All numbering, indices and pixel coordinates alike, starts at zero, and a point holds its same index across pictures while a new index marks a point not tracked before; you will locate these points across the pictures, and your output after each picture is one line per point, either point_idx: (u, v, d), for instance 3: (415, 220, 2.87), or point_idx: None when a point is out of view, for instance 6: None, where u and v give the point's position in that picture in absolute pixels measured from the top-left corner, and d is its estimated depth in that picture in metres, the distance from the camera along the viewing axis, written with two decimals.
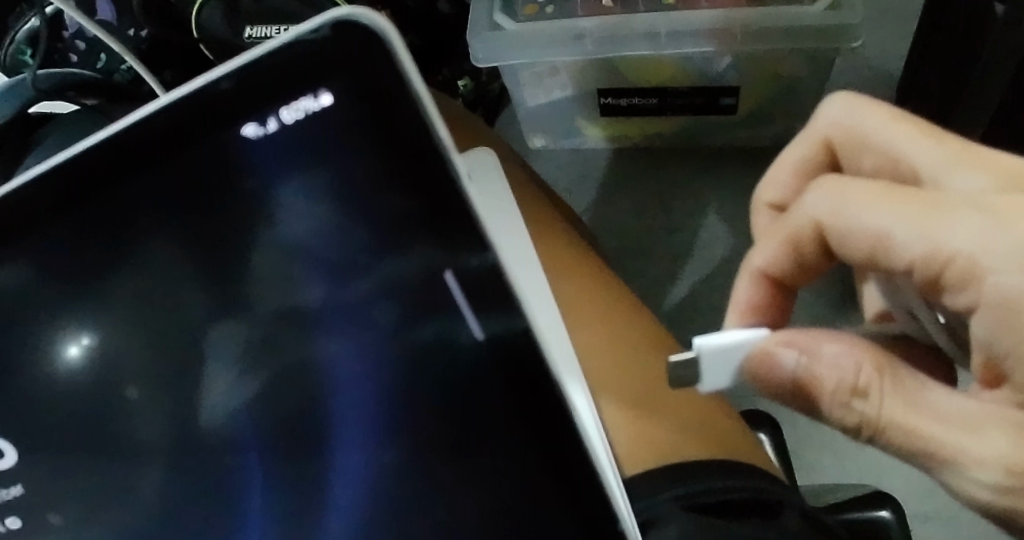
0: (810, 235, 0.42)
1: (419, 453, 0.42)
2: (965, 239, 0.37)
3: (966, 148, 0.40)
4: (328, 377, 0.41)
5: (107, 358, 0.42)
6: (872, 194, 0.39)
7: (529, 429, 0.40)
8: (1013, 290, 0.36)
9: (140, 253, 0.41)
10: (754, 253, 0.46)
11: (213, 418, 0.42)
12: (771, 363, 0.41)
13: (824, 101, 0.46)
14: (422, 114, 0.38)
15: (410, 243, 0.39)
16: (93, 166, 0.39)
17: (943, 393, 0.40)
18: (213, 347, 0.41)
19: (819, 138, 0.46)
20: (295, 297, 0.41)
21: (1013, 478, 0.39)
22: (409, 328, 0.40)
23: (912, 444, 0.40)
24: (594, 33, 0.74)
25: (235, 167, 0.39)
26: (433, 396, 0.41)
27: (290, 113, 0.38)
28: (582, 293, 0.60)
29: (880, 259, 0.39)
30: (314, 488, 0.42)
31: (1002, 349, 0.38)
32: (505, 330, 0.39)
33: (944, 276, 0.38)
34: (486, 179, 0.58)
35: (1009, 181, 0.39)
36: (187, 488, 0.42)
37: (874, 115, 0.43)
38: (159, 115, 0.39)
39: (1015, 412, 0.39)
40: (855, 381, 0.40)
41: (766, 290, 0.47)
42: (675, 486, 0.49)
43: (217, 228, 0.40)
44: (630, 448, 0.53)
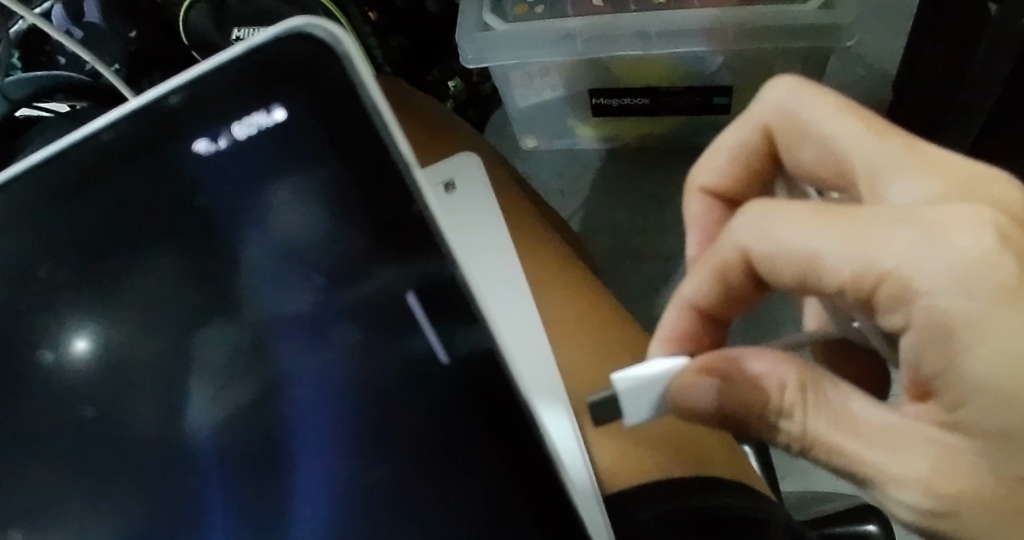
0: (736, 262, 0.40)
1: (391, 480, 0.38)
2: (900, 256, 0.34)
3: (911, 147, 0.37)
4: (301, 400, 0.39)
5: (76, 369, 0.40)
6: (803, 213, 0.36)
7: (501, 456, 0.37)
8: (950, 313, 0.33)
9: (106, 270, 0.40)
10: (684, 283, 0.43)
11: (176, 440, 0.39)
12: (696, 391, 0.39)
13: (767, 83, 0.42)
14: (382, 126, 0.37)
15: (382, 259, 0.37)
16: (54, 175, 0.39)
17: (865, 406, 0.37)
18: (184, 364, 0.39)
19: (758, 125, 0.43)
20: (263, 311, 0.39)
21: (934, 500, 0.35)
22: (381, 345, 0.38)
23: (834, 463, 0.38)
24: (584, 33, 0.73)
25: (193, 182, 0.38)
26: (412, 421, 0.38)
27: (242, 128, 0.38)
28: (567, 304, 0.58)
29: (810, 282, 0.36)
30: (276, 515, 0.39)
31: (930, 371, 0.35)
32: (468, 349, 0.37)
33: (876, 295, 0.35)
34: (467, 185, 0.57)
35: (952, 188, 0.35)
36: (145, 515, 0.39)
37: (819, 104, 0.40)
38: (112, 127, 0.38)
39: (936, 431, 0.35)
40: (779, 404, 0.38)
41: (698, 321, 0.44)
42: (654, 504, 0.46)
43: (183, 243, 0.39)
44: (614, 466, 0.51)
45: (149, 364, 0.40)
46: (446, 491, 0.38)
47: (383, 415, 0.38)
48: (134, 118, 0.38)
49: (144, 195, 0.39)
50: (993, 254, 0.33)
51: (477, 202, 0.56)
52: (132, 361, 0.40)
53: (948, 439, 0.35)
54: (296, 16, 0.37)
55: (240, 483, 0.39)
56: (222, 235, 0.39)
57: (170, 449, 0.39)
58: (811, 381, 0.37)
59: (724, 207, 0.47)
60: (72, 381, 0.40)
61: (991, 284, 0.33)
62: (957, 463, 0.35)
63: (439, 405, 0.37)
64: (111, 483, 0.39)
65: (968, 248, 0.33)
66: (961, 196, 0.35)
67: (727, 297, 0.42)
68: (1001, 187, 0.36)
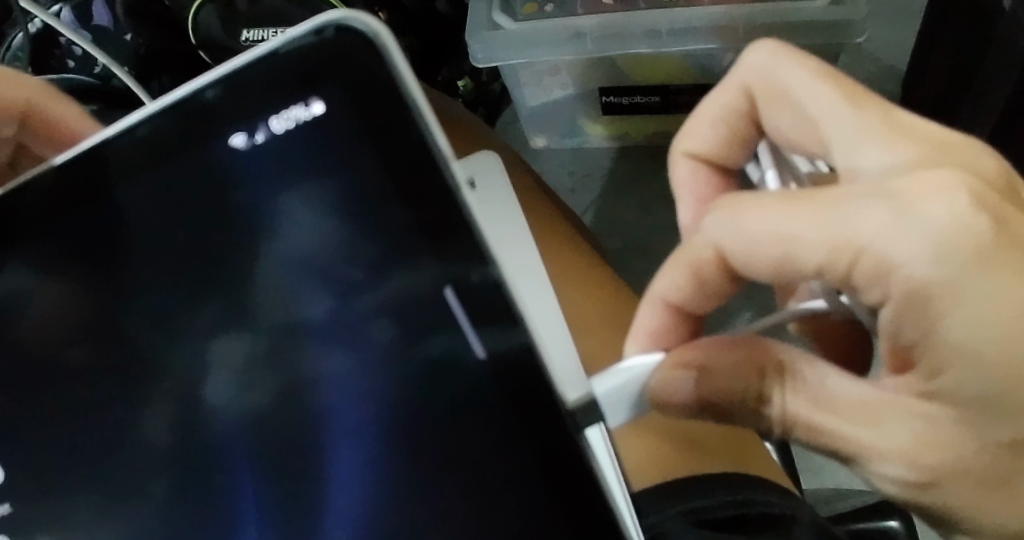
0: (712, 260, 0.40)
1: (421, 475, 0.38)
2: (876, 231, 0.35)
3: (886, 116, 0.38)
4: (334, 396, 0.39)
5: (101, 367, 0.40)
6: (771, 206, 0.36)
7: (533, 446, 0.37)
8: (924, 280, 0.34)
9: (133, 277, 0.40)
10: (658, 281, 0.42)
11: (212, 430, 0.40)
12: (674, 385, 0.39)
13: (749, 49, 0.43)
14: (422, 122, 0.37)
15: (421, 256, 0.37)
16: (88, 170, 0.39)
17: (844, 382, 0.38)
18: (217, 360, 0.39)
19: (739, 87, 0.44)
20: (294, 311, 0.39)
21: (914, 472, 0.37)
22: (410, 345, 0.38)
23: (817, 442, 0.39)
24: (594, 32, 0.73)
25: (227, 180, 0.38)
26: (445, 418, 0.38)
27: (279, 122, 0.37)
28: (588, 293, 0.59)
29: (787, 270, 0.37)
30: (308, 506, 0.39)
31: (910, 338, 0.36)
32: (504, 346, 0.36)
33: (853, 273, 0.36)
34: (489, 183, 0.56)
35: (922, 153, 0.37)
36: (180, 503, 0.40)
37: (796, 71, 0.41)
38: (144, 123, 0.39)
39: (913, 401, 0.37)
40: (759, 388, 0.39)
41: (673, 318, 0.43)
42: (690, 500, 0.46)
43: (212, 242, 0.39)
44: (641, 465, 0.51)
45: (177, 363, 0.40)
46: (474, 485, 0.38)
47: (413, 411, 0.38)
48: (169, 113, 0.38)
49: (174, 194, 0.39)
50: (966, 218, 0.35)
51: (499, 195, 0.56)
52: (161, 370, 0.40)
53: (927, 408, 0.36)
54: (333, 11, 0.37)
55: (271, 478, 0.39)
56: (252, 236, 0.39)
57: (201, 443, 0.40)
58: (788, 365, 0.39)
59: (711, 173, 0.48)
60: (101, 391, 0.40)
61: (964, 249, 0.34)
62: (934, 433, 0.37)
63: (472, 402, 0.37)
64: (143, 491, 0.40)
65: (940, 216, 0.34)
66: (929, 162, 0.37)
67: (705, 297, 0.42)
68: (973, 151, 0.38)
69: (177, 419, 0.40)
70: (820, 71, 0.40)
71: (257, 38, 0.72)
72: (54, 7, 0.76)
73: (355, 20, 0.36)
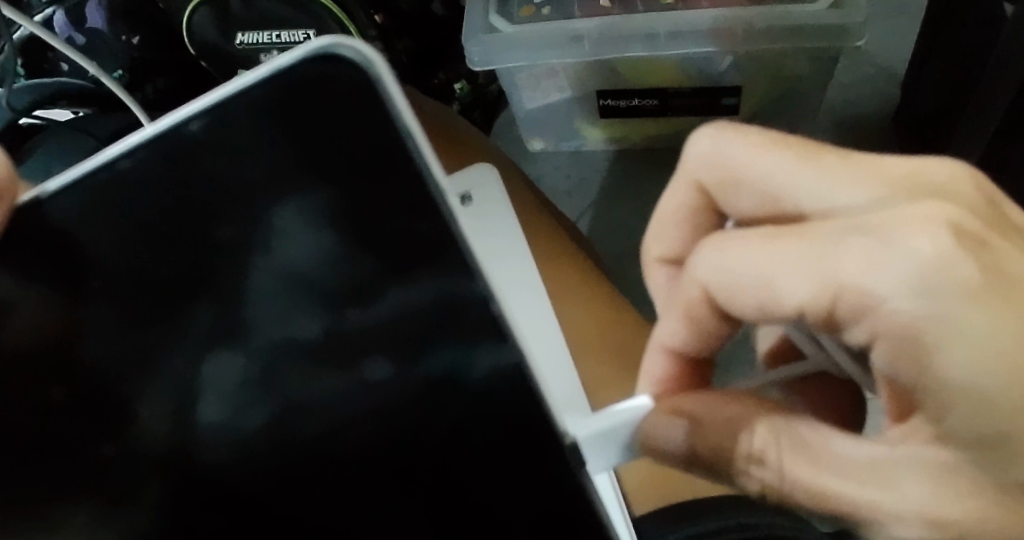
0: (700, 301, 0.37)
1: (417, 494, 0.40)
2: (857, 269, 0.32)
3: (845, 161, 0.35)
4: (348, 415, 0.39)
5: (89, 380, 0.39)
6: (754, 239, 0.34)
7: (529, 454, 0.38)
8: (909, 320, 0.31)
9: (116, 295, 0.39)
10: (661, 327, 0.40)
11: (214, 443, 0.40)
12: (664, 433, 0.37)
13: (690, 141, 0.39)
14: (415, 152, 0.35)
15: (417, 270, 0.36)
16: (68, 210, 0.37)
17: (845, 441, 0.35)
18: (209, 379, 0.39)
19: (692, 182, 0.40)
20: (293, 330, 0.38)
21: (938, 533, 0.34)
22: (410, 361, 0.38)
23: (823, 507, 0.35)
24: (592, 34, 0.72)
25: (213, 209, 0.37)
26: (445, 431, 0.39)
27: (266, 150, 0.36)
28: (587, 305, 0.58)
29: (771, 310, 0.34)
30: (313, 515, 0.40)
31: (908, 381, 0.32)
32: (502, 363, 0.37)
33: (834, 312, 0.33)
34: (487, 196, 0.58)
35: (900, 187, 0.34)
36: (177, 509, 0.40)
37: (743, 147, 0.37)
38: (124, 158, 0.37)
39: (920, 449, 0.33)
40: (750, 448, 0.36)
41: (681, 366, 0.40)
42: (692, 526, 0.45)
43: (202, 271, 0.38)
44: (640, 487, 0.51)
45: (173, 380, 0.40)
46: (470, 492, 0.40)
47: (415, 419, 0.39)
48: (153, 146, 0.37)
49: (161, 226, 0.38)
50: (950, 254, 0.31)
51: (498, 213, 0.58)
52: (150, 390, 0.40)
53: (935, 455, 0.33)
54: (323, 37, 0.35)
55: (274, 500, 0.40)
56: (243, 262, 0.38)
57: (198, 456, 0.40)
58: (780, 425, 0.36)
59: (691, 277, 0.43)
60: (87, 417, 0.39)
61: (951, 282, 0.31)
62: (947, 481, 0.33)
63: (477, 411, 0.38)
64: (141, 505, 0.40)
65: (927, 250, 0.31)
66: (905, 198, 0.33)
67: (706, 338, 0.39)
68: (946, 168, 0.35)
69: (173, 424, 0.40)
70: (773, 136, 0.36)
71: (253, 41, 0.72)
72: (47, 10, 0.73)
73: (348, 46, 0.35)
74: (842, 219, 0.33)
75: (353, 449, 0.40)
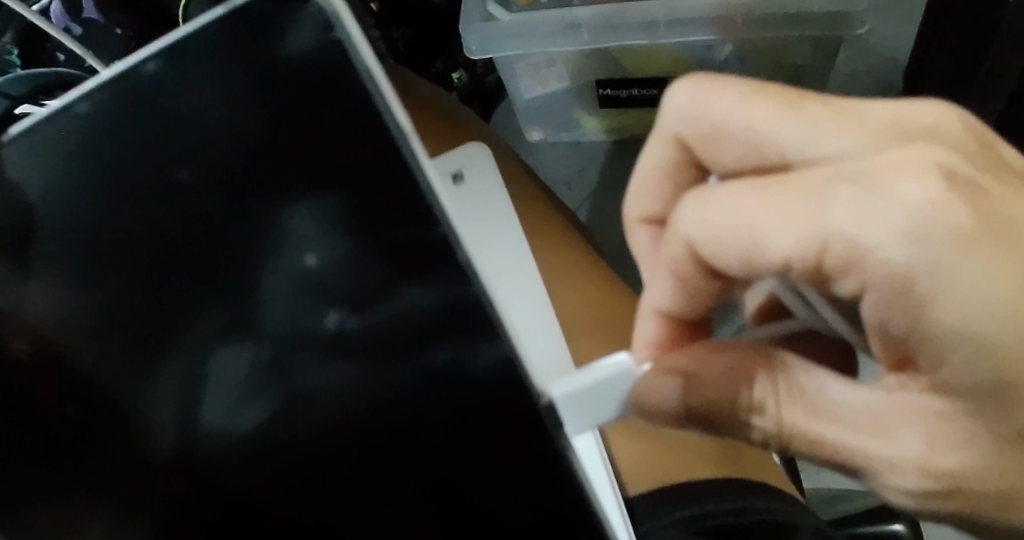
0: (685, 259, 0.33)
1: (409, 475, 0.39)
2: (844, 215, 0.28)
3: (831, 108, 0.30)
4: (343, 407, 0.38)
5: (91, 375, 0.37)
6: (732, 188, 0.30)
7: (519, 448, 0.37)
8: (901, 267, 0.28)
9: (99, 270, 0.37)
10: (651, 290, 0.35)
11: (218, 437, 0.38)
12: (659, 394, 0.34)
13: (668, 91, 0.33)
14: (399, 131, 0.35)
15: (431, 276, 0.36)
16: (30, 162, 0.35)
17: (845, 389, 0.33)
18: (218, 370, 0.38)
19: (670, 137, 0.34)
20: (303, 324, 0.37)
21: (932, 480, 0.32)
22: (416, 353, 0.37)
23: (818, 454, 0.34)
24: (591, 22, 0.70)
25: (179, 163, 0.35)
26: (446, 421, 0.38)
27: (236, 109, 0.35)
28: (585, 295, 0.57)
29: (756, 266, 0.30)
30: (316, 504, 0.39)
31: (899, 332, 0.29)
32: (491, 361, 0.36)
33: (821, 266, 0.29)
34: (479, 175, 0.58)
35: (889, 134, 0.30)
36: (179, 512, 0.39)
37: (726, 94, 0.32)
38: (78, 103, 0.35)
39: (920, 399, 0.31)
40: (748, 399, 0.34)
41: (676, 330, 0.36)
42: (680, 509, 0.44)
43: (213, 260, 0.36)
44: (635, 468, 0.50)
45: (177, 377, 0.38)
46: (459, 477, 0.38)
47: (418, 409, 0.38)
48: (109, 91, 0.35)
49: (138, 191, 0.36)
50: (942, 200, 0.28)
51: (490, 195, 0.58)
52: (152, 388, 0.38)
53: (936, 404, 0.31)
54: None
55: (276, 490, 0.39)
56: (253, 258, 0.37)
57: (202, 455, 0.38)
58: (781, 374, 0.33)
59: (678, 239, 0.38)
60: (71, 419, 0.37)
61: (942, 231, 0.28)
62: (947, 429, 0.31)
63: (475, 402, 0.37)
64: (146, 512, 0.38)
65: (916, 198, 0.28)
66: (897, 145, 0.29)
67: (696, 298, 0.34)
68: (935, 113, 0.31)
69: (179, 426, 0.38)
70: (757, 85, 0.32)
71: None
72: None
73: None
74: (833, 168, 0.29)
75: (355, 436, 0.39)
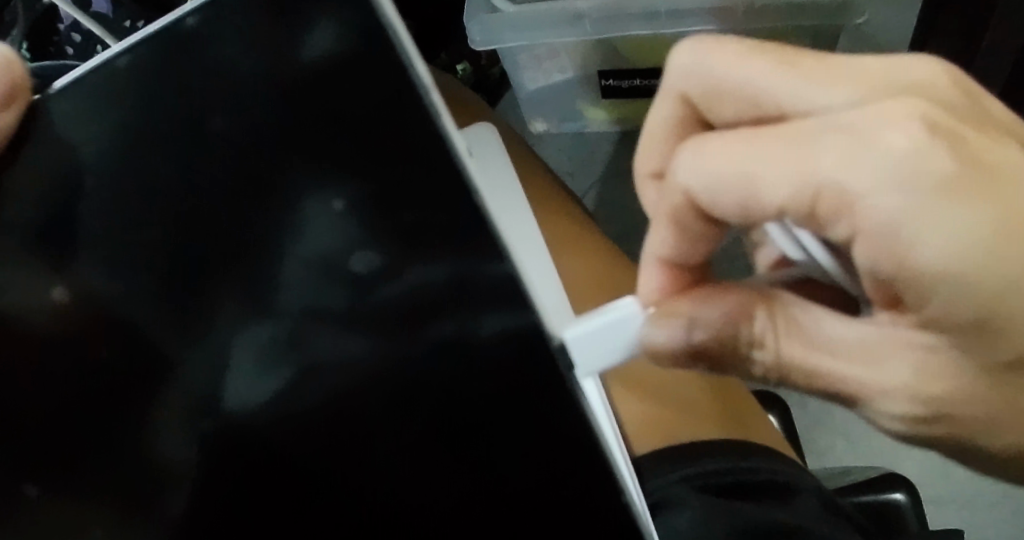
0: (685, 206, 0.34)
1: (423, 442, 0.39)
2: (836, 163, 0.29)
3: (821, 63, 0.32)
4: (348, 380, 0.38)
5: (129, 337, 0.38)
6: (729, 138, 0.31)
7: (534, 412, 0.37)
8: (888, 214, 0.29)
9: (132, 230, 0.37)
10: (651, 237, 0.37)
11: (238, 407, 0.39)
12: (661, 333, 0.36)
13: (671, 51, 0.36)
14: (429, 105, 0.35)
15: (430, 244, 0.36)
16: (81, 106, 0.37)
17: (840, 325, 0.34)
18: (240, 349, 0.38)
19: (676, 94, 0.37)
20: (322, 300, 0.38)
21: (921, 406, 0.35)
22: (421, 325, 0.37)
23: (816, 385, 0.36)
24: (593, 14, 0.71)
25: (200, 116, 0.36)
26: (463, 390, 0.38)
27: (267, 66, 0.36)
28: (590, 270, 0.58)
29: (752, 212, 0.32)
30: (329, 480, 0.39)
31: (889, 273, 0.30)
32: (515, 324, 0.36)
33: (815, 211, 0.30)
34: (485, 153, 0.61)
35: (879, 87, 0.31)
36: (199, 479, 0.39)
37: (724, 50, 0.33)
38: (124, 56, 0.36)
39: (909, 333, 0.33)
40: (749, 335, 0.35)
41: (683, 275, 0.37)
42: (685, 468, 0.46)
43: (242, 228, 0.37)
44: (641, 428, 0.52)
45: (206, 351, 0.38)
46: (470, 447, 0.39)
47: (428, 379, 0.38)
48: (153, 43, 0.36)
49: (171, 149, 0.37)
50: (927, 145, 0.29)
51: (497, 168, 0.60)
52: (182, 358, 0.38)
53: (926, 339, 0.33)
54: None
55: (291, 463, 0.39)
56: (276, 235, 0.37)
57: (225, 425, 0.39)
58: (779, 310, 0.35)
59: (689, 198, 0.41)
60: (100, 382, 0.38)
61: (930, 177, 0.29)
62: (935, 360, 0.33)
63: (487, 366, 0.37)
64: (167, 481, 0.39)
65: (901, 147, 0.29)
66: (885, 96, 0.31)
67: (694, 244, 0.35)
68: (925, 68, 0.33)
69: (202, 399, 0.38)
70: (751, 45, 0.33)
71: None
72: None
73: None
74: (822, 118, 0.30)
75: (371, 409, 0.38)
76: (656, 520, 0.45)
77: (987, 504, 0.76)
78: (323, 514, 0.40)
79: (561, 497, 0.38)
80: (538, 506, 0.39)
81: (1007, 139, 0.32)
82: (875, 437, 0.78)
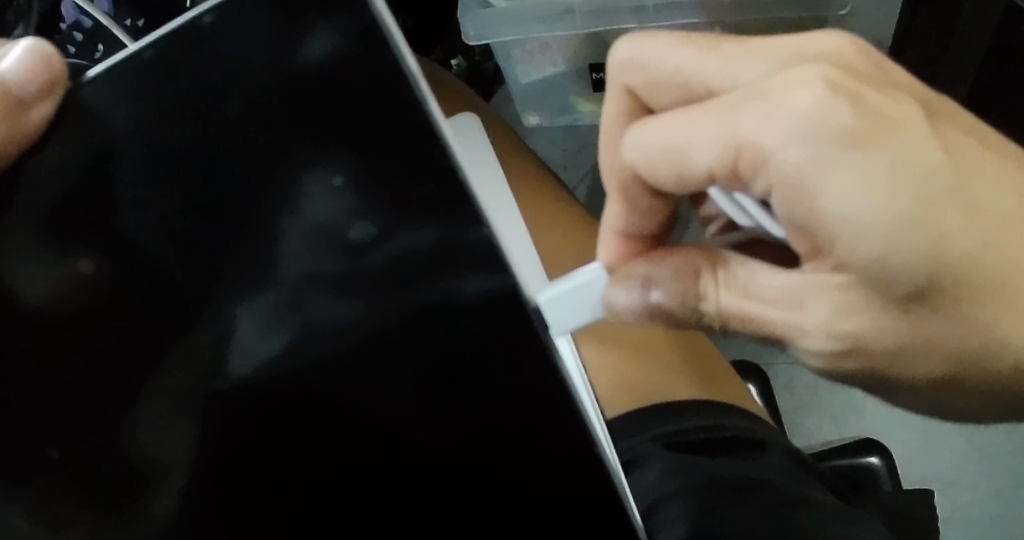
0: (630, 178, 0.40)
1: (412, 397, 0.42)
2: (751, 126, 0.34)
3: (739, 46, 0.38)
4: (344, 340, 0.42)
5: (141, 315, 0.41)
6: (668, 115, 0.37)
7: (516, 374, 0.41)
8: (796, 165, 0.33)
9: (139, 215, 0.39)
10: (608, 214, 0.43)
11: (244, 365, 0.42)
12: (618, 289, 0.40)
13: (612, 47, 0.40)
14: (419, 96, 0.37)
15: (421, 219, 0.39)
16: (100, 94, 0.38)
17: (772, 276, 0.38)
18: (246, 312, 0.41)
19: (620, 88, 0.41)
20: (322, 264, 0.41)
21: (834, 341, 0.38)
22: (414, 285, 0.40)
23: (750, 330, 0.39)
24: (584, 7, 0.71)
25: (211, 106, 0.38)
26: (451, 348, 0.41)
27: (272, 58, 0.37)
28: (569, 248, 0.62)
29: (687, 179, 0.37)
30: (328, 432, 0.43)
31: (801, 220, 0.35)
32: (497, 287, 0.39)
33: (738, 168, 0.35)
34: (469, 139, 0.64)
35: (790, 57, 0.37)
36: (207, 438, 0.43)
37: (660, 41, 0.38)
38: (148, 50, 0.37)
39: (829, 276, 0.36)
40: (696, 289, 0.39)
41: (637, 244, 0.43)
42: (662, 425, 0.55)
43: (251, 209, 0.40)
44: (614, 390, 0.58)
45: (212, 322, 0.41)
46: (455, 401, 0.42)
47: (420, 336, 0.41)
48: (173, 39, 0.37)
49: (184, 137, 0.39)
50: (827, 100, 0.34)
51: (477, 149, 0.64)
52: (191, 329, 0.41)
53: (836, 279, 0.36)
54: None
55: (292, 418, 0.43)
56: (276, 207, 0.40)
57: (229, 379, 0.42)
58: (720, 262, 0.39)
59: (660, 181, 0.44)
60: (110, 357, 0.41)
61: (830, 129, 0.33)
62: (854, 298, 0.37)
63: (469, 324, 0.41)
64: (178, 445, 0.42)
65: (806, 106, 0.33)
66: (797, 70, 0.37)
67: (647, 215, 0.42)
68: (832, 42, 0.38)
69: (206, 369, 0.42)
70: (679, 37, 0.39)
71: None
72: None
73: None
74: (743, 88, 0.36)
75: (367, 364, 0.42)
76: (631, 474, 0.54)
77: (965, 474, 0.79)
78: (323, 465, 0.44)
79: (544, 452, 0.42)
80: (519, 458, 0.43)
81: (905, 95, 0.36)
82: (854, 413, 0.81)
